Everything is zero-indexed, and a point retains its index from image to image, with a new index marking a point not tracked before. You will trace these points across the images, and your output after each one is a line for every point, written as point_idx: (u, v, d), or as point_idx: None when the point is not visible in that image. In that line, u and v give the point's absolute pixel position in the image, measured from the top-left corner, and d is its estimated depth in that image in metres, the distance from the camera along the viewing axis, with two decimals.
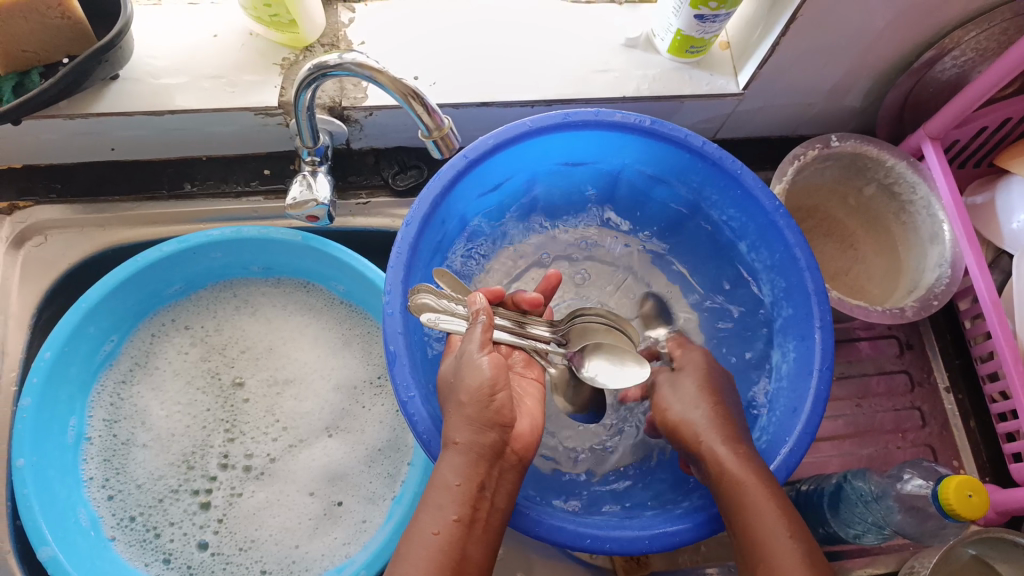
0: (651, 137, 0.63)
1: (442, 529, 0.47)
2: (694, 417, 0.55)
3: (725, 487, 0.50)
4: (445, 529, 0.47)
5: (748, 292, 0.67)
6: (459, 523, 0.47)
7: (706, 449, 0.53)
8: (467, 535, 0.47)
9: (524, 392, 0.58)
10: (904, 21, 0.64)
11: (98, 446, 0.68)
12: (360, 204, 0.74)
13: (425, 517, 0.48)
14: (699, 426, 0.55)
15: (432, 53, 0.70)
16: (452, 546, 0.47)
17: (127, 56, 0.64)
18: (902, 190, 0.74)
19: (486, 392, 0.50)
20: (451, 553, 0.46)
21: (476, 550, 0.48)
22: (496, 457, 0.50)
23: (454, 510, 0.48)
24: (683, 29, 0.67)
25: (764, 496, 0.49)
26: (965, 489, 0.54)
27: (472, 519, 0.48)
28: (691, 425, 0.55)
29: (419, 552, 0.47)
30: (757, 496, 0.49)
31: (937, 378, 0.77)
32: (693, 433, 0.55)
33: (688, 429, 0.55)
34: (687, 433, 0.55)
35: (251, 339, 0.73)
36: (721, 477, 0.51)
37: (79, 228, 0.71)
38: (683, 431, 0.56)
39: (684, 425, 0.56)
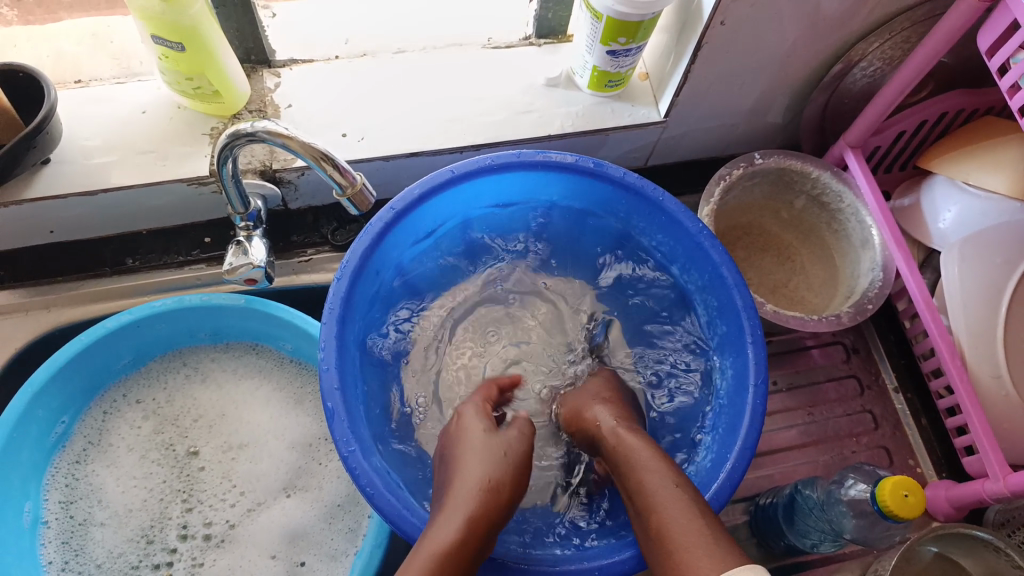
0: (574, 173, 0.64)
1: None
2: (633, 437, 0.57)
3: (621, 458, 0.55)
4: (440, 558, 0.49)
5: (685, 314, 0.68)
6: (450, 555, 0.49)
7: (636, 461, 0.54)
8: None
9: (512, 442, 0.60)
10: (809, 39, 0.67)
11: (55, 528, 0.67)
12: (303, 261, 0.76)
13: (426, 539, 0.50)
14: (636, 444, 0.56)
15: (358, 109, 0.72)
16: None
17: (57, 140, 0.66)
18: (830, 199, 0.76)
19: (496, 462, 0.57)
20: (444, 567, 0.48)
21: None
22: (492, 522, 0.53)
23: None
24: (598, 65, 0.69)
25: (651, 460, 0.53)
26: (901, 489, 0.56)
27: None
28: (629, 442, 0.56)
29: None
30: (670, 505, 0.48)
31: (885, 379, 0.78)
32: (630, 449, 0.55)
33: (622, 444, 0.56)
34: (624, 449, 0.56)
35: (203, 407, 0.73)
36: (642, 489, 0.51)
37: (25, 312, 0.71)
38: (615, 448, 0.57)
39: (619, 441, 0.57)
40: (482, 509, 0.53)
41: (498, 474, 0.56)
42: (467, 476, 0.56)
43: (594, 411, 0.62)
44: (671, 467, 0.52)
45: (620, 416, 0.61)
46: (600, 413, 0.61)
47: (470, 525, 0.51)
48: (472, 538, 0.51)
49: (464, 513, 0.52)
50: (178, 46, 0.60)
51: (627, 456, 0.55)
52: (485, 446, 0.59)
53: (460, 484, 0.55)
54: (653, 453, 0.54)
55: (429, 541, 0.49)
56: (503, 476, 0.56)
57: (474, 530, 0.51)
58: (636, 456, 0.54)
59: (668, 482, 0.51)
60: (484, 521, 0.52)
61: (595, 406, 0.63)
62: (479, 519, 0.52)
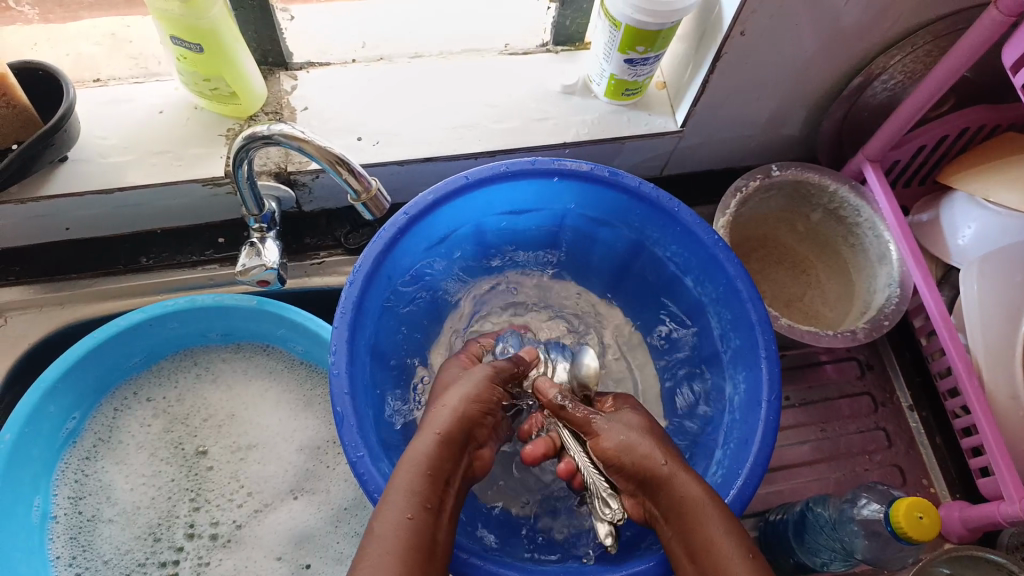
0: (589, 181, 0.64)
1: (417, 516, 0.47)
2: (689, 478, 0.52)
3: (684, 510, 0.50)
4: (417, 514, 0.47)
5: (698, 326, 0.68)
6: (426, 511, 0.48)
7: (700, 516, 0.49)
8: (435, 523, 0.48)
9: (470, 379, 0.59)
10: (830, 51, 0.66)
11: (64, 524, 0.67)
12: (315, 264, 0.76)
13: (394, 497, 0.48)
14: (696, 490, 0.51)
15: (374, 113, 0.72)
16: (424, 532, 0.47)
17: (75, 138, 0.66)
18: (847, 214, 0.75)
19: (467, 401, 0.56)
20: (422, 539, 0.46)
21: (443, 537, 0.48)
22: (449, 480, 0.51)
23: (426, 498, 0.48)
24: (615, 74, 0.69)
25: (721, 519, 0.49)
26: (915, 510, 0.55)
27: (439, 510, 0.49)
28: (684, 486, 0.51)
29: (392, 533, 0.46)
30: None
31: (899, 397, 0.77)
32: (687, 496, 0.50)
33: (676, 487, 0.51)
34: (680, 493, 0.51)
35: (213, 406, 0.73)
36: (709, 554, 0.48)
37: (39, 308, 0.72)
38: (662, 486, 0.52)
39: (671, 481, 0.52)
40: (459, 427, 0.54)
41: (478, 395, 0.57)
42: (447, 398, 0.56)
43: (618, 425, 0.57)
44: (735, 523, 0.49)
45: (650, 437, 0.55)
46: (623, 428, 0.57)
47: (447, 444, 0.52)
48: (449, 458, 0.52)
49: (441, 430, 0.53)
50: (197, 47, 0.60)
51: (683, 503, 0.50)
52: (468, 376, 0.59)
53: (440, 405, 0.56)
54: (724, 513, 0.49)
55: (410, 457, 0.51)
56: (485, 398, 0.57)
57: (449, 448, 0.52)
58: (698, 509, 0.49)
59: (742, 553, 0.47)
60: (459, 439, 0.53)
61: (621, 422, 0.58)
62: (453, 435, 0.53)
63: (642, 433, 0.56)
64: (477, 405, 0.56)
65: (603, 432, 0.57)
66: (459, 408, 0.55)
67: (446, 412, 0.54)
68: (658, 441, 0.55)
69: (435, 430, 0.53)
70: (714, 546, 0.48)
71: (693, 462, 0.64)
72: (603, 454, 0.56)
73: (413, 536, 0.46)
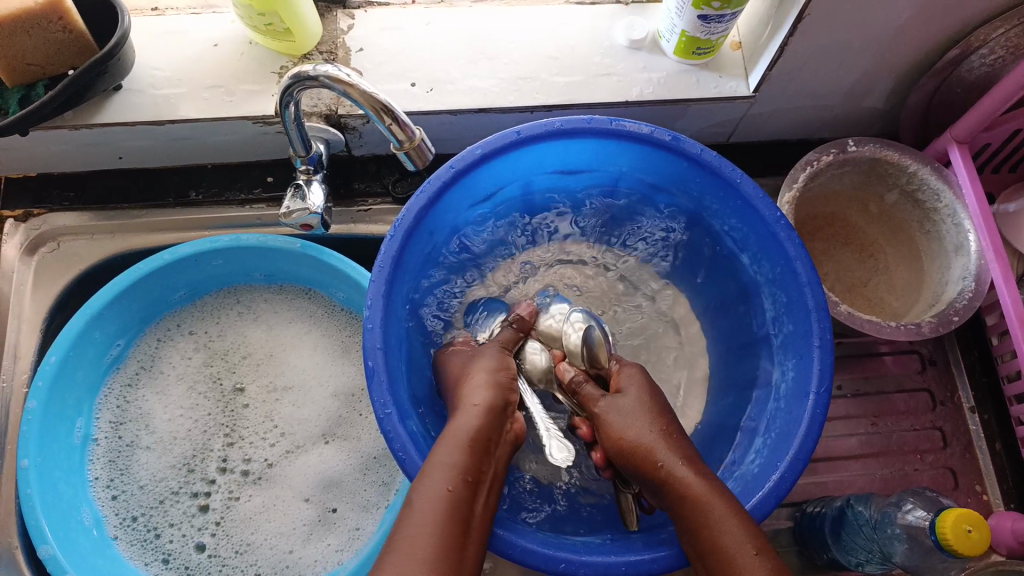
0: (647, 144, 0.61)
1: (455, 487, 0.48)
2: (689, 475, 0.51)
3: (688, 508, 0.49)
4: (456, 486, 0.48)
5: (752, 307, 0.64)
6: (467, 482, 0.48)
7: (703, 513, 0.48)
8: (474, 494, 0.49)
9: (488, 351, 0.61)
10: (925, 18, 0.60)
11: (104, 446, 0.70)
12: (361, 210, 0.74)
13: (432, 475, 0.48)
14: (698, 487, 0.50)
15: (430, 58, 0.69)
16: (462, 501, 0.47)
17: (129, 67, 0.65)
18: (926, 197, 0.69)
19: (504, 371, 0.58)
20: (462, 509, 0.47)
21: (481, 506, 0.48)
22: (486, 451, 0.52)
23: (463, 471, 0.49)
24: (687, 30, 0.64)
25: (725, 514, 0.48)
26: (964, 523, 0.53)
27: (478, 480, 0.50)
28: (684, 483, 0.50)
29: (433, 509, 0.46)
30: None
31: (961, 397, 0.73)
32: (689, 494, 0.49)
33: (677, 485, 0.50)
34: (682, 491, 0.50)
35: (252, 345, 0.74)
36: (718, 552, 0.47)
37: (90, 235, 0.73)
38: (664, 485, 0.51)
39: (671, 480, 0.51)
40: (496, 393, 0.56)
41: (502, 365, 0.59)
42: (473, 372, 0.58)
43: (623, 417, 0.56)
44: (740, 516, 0.48)
45: (657, 435, 0.54)
46: (631, 421, 0.55)
47: (489, 412, 0.54)
48: (489, 428, 0.53)
49: (480, 400, 0.55)
50: None
51: (685, 502, 0.49)
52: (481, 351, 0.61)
53: (471, 380, 0.57)
54: (729, 506, 0.48)
55: (454, 432, 0.52)
56: (506, 364, 0.59)
57: (492, 418, 0.54)
58: (700, 505, 0.48)
59: (747, 546, 0.46)
60: (498, 406, 0.55)
61: (632, 412, 0.56)
62: (493, 403, 0.55)
63: (651, 423, 0.55)
64: (501, 372, 0.58)
65: (613, 420, 0.56)
66: (489, 377, 0.57)
67: (480, 384, 0.56)
68: (665, 432, 0.54)
69: (474, 402, 0.54)
70: (721, 544, 0.47)
71: (733, 446, 0.62)
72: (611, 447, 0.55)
73: (452, 508, 0.47)
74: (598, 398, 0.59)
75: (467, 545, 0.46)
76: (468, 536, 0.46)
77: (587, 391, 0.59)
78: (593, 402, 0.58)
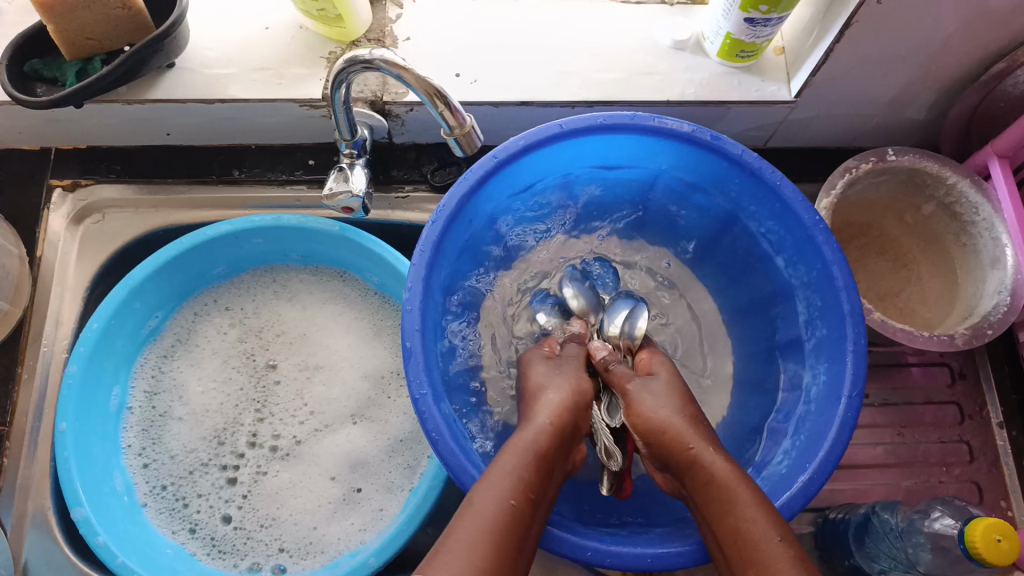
0: (688, 143, 0.61)
1: (519, 503, 0.47)
2: (715, 459, 0.51)
3: (713, 492, 0.49)
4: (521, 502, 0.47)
5: (784, 309, 0.65)
6: (532, 501, 0.48)
7: (727, 498, 0.48)
8: (534, 513, 0.48)
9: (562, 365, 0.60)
10: (972, 31, 0.60)
11: (138, 415, 0.71)
12: (399, 197, 0.75)
13: (497, 483, 0.48)
14: (725, 472, 0.50)
15: (474, 49, 0.70)
16: (523, 517, 0.47)
17: (183, 46, 0.67)
18: (963, 210, 0.69)
19: (581, 392, 0.57)
20: (522, 524, 0.46)
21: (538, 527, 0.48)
22: (551, 473, 0.51)
23: (530, 490, 0.48)
24: (732, 33, 0.64)
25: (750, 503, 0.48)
26: (993, 533, 0.53)
27: (540, 499, 0.49)
28: (710, 467, 0.50)
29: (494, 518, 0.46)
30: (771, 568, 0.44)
31: (990, 412, 0.72)
32: (714, 478, 0.50)
33: (702, 469, 0.51)
34: (708, 475, 0.50)
35: (286, 323, 0.75)
36: (739, 537, 0.47)
37: (135, 209, 0.75)
38: (690, 467, 0.51)
39: (696, 463, 0.51)
40: (568, 419, 0.54)
41: (580, 386, 0.58)
42: (546, 392, 0.57)
43: (653, 396, 0.56)
44: (764, 505, 0.48)
45: (685, 419, 0.54)
46: (661, 405, 0.56)
47: (558, 435, 0.53)
48: (557, 451, 0.52)
49: (552, 422, 0.53)
50: None
51: (711, 487, 0.50)
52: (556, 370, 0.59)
53: (543, 397, 0.56)
54: (754, 494, 0.49)
55: (519, 447, 0.51)
56: (581, 383, 0.58)
57: (560, 441, 0.53)
58: (727, 490, 0.49)
59: (769, 533, 0.46)
60: (568, 432, 0.54)
61: (662, 393, 0.57)
62: (564, 427, 0.53)
63: (681, 408, 0.55)
64: (578, 395, 0.57)
65: (638, 405, 0.56)
66: (558, 398, 0.56)
67: (551, 405, 0.55)
68: (689, 419, 0.54)
69: (546, 422, 0.53)
70: (742, 529, 0.47)
71: (760, 447, 0.63)
72: (638, 425, 0.55)
73: (513, 520, 0.46)
74: (629, 378, 0.59)
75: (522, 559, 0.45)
76: (523, 551, 0.46)
77: (618, 370, 0.60)
78: (621, 383, 0.59)
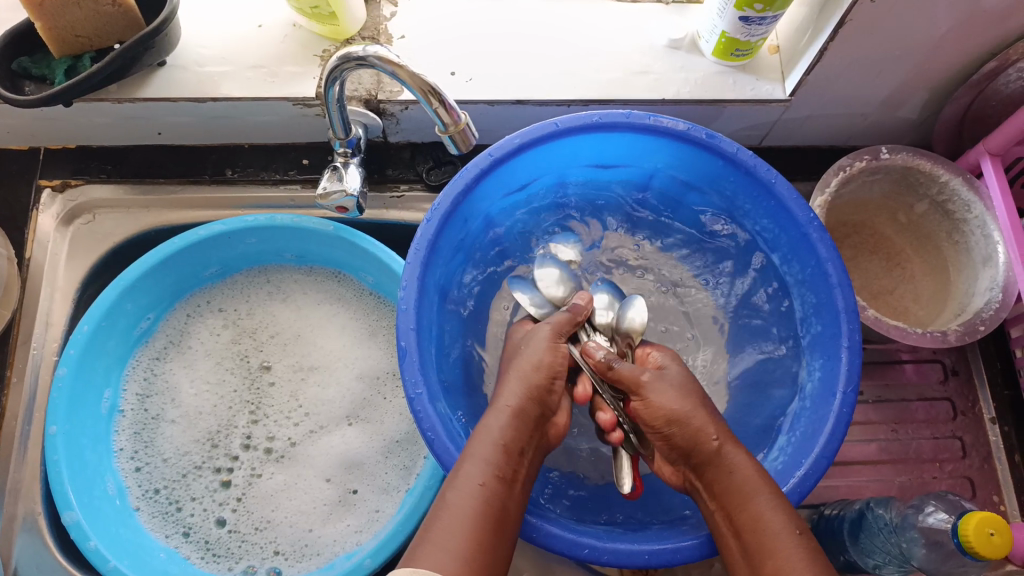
0: (684, 142, 0.61)
1: (488, 482, 0.49)
2: (738, 453, 0.51)
3: (733, 484, 0.50)
4: (489, 482, 0.49)
5: (779, 308, 0.65)
6: (501, 479, 0.49)
7: (747, 490, 0.49)
8: (508, 492, 0.49)
9: (530, 339, 0.59)
10: (965, 31, 0.61)
11: (129, 418, 0.70)
12: (394, 197, 0.75)
13: (468, 467, 0.49)
14: (746, 466, 0.50)
15: (469, 48, 0.70)
16: (495, 497, 0.48)
17: (174, 44, 0.66)
18: (955, 208, 0.70)
19: (545, 372, 0.57)
20: (494, 504, 0.48)
21: (514, 504, 0.49)
22: (519, 454, 0.52)
23: (496, 468, 0.49)
24: (727, 31, 0.64)
25: (770, 496, 0.49)
26: (986, 526, 0.53)
27: (512, 478, 0.50)
28: (734, 460, 0.51)
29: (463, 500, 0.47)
30: (790, 564, 0.45)
31: (982, 408, 0.73)
32: (736, 470, 0.50)
33: (723, 462, 0.51)
34: (729, 466, 0.50)
35: (281, 324, 0.75)
36: (758, 528, 0.47)
37: (126, 209, 0.74)
38: (710, 460, 0.51)
39: (717, 456, 0.51)
40: (530, 399, 0.55)
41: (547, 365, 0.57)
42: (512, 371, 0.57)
43: (674, 389, 0.55)
44: (782, 498, 0.49)
45: (706, 410, 0.54)
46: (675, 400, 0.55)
47: (519, 415, 0.54)
48: (523, 432, 0.53)
49: (513, 402, 0.54)
50: None
51: (732, 479, 0.50)
52: (532, 337, 0.59)
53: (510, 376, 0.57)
54: (773, 488, 0.49)
55: (485, 429, 0.52)
56: (549, 362, 0.57)
57: (523, 422, 0.53)
58: (748, 483, 0.49)
59: (788, 525, 0.47)
60: (531, 412, 0.54)
61: (676, 389, 0.56)
62: (524, 406, 0.54)
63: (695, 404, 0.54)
64: (541, 373, 0.56)
65: (655, 400, 0.55)
66: (532, 374, 0.56)
67: (514, 384, 0.56)
68: (710, 409, 0.54)
69: (506, 403, 0.54)
70: (763, 520, 0.47)
71: (756, 445, 0.63)
72: (655, 416, 0.55)
73: (482, 501, 0.48)
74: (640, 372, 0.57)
75: (497, 538, 0.47)
76: (499, 533, 0.47)
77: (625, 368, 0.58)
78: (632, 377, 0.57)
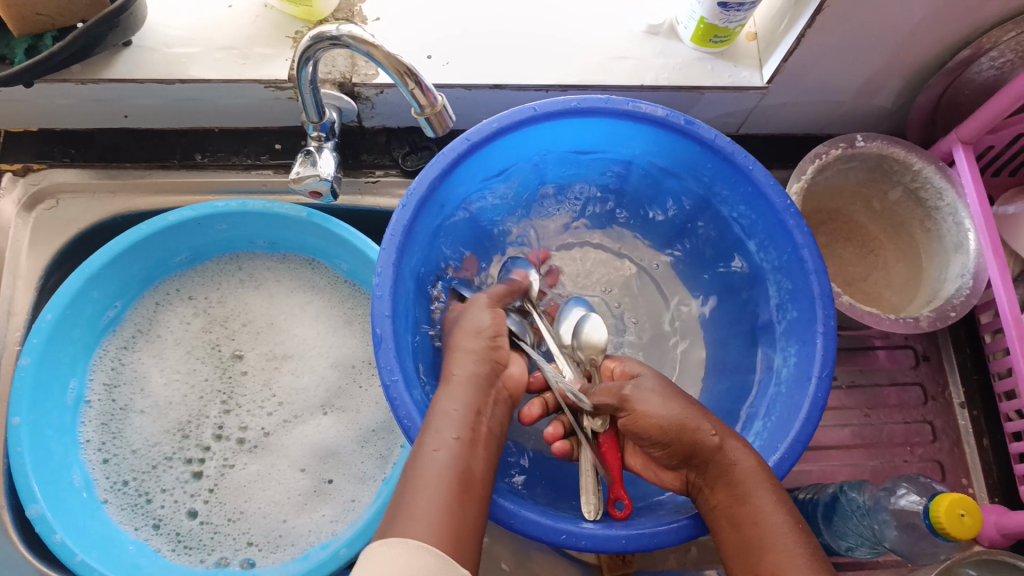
0: (662, 127, 0.61)
1: (443, 448, 0.49)
2: (738, 446, 0.51)
3: (735, 480, 0.50)
4: (446, 447, 0.49)
5: (754, 293, 0.65)
6: (460, 441, 0.49)
7: (750, 485, 0.49)
8: (469, 454, 0.49)
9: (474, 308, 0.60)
10: (940, 19, 0.61)
11: (96, 409, 0.69)
12: (369, 182, 0.74)
13: (427, 437, 0.49)
14: (748, 460, 0.51)
15: (446, 31, 0.69)
16: (457, 460, 0.48)
17: (141, 24, 0.64)
18: (928, 195, 0.70)
19: (488, 335, 0.58)
20: (457, 466, 0.48)
21: (478, 464, 0.49)
22: (476, 419, 0.52)
23: (454, 431, 0.50)
24: (706, 17, 0.64)
25: (771, 491, 0.49)
26: (957, 508, 0.54)
27: (472, 440, 0.50)
28: (735, 454, 0.51)
29: (428, 469, 0.47)
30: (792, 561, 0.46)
31: (952, 393, 0.74)
32: (737, 465, 0.50)
33: (724, 457, 0.51)
34: (732, 461, 0.51)
35: (253, 312, 0.73)
36: (759, 524, 0.48)
37: (92, 194, 0.72)
38: (710, 455, 0.51)
39: (720, 451, 0.51)
40: (481, 364, 0.55)
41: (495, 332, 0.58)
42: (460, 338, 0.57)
43: (657, 396, 0.54)
44: (782, 491, 0.50)
45: (698, 410, 0.53)
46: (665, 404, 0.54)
47: (472, 380, 0.54)
48: (478, 398, 0.53)
49: (466, 369, 0.55)
50: None
51: (734, 475, 0.50)
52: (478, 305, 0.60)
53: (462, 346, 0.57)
54: (773, 482, 0.50)
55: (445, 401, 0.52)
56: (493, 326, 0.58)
57: (478, 386, 0.54)
58: (750, 478, 0.50)
59: (789, 521, 0.48)
60: (483, 374, 0.55)
61: (663, 393, 0.55)
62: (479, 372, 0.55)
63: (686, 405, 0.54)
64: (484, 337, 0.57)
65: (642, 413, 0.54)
66: (482, 349, 0.56)
67: (464, 351, 0.56)
68: (703, 408, 0.54)
69: (458, 372, 0.54)
70: (765, 517, 0.48)
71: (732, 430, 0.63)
72: (647, 427, 0.53)
73: (446, 469, 0.47)
74: (620, 386, 0.56)
75: (466, 504, 0.46)
76: (468, 501, 0.47)
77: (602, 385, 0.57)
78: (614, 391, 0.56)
